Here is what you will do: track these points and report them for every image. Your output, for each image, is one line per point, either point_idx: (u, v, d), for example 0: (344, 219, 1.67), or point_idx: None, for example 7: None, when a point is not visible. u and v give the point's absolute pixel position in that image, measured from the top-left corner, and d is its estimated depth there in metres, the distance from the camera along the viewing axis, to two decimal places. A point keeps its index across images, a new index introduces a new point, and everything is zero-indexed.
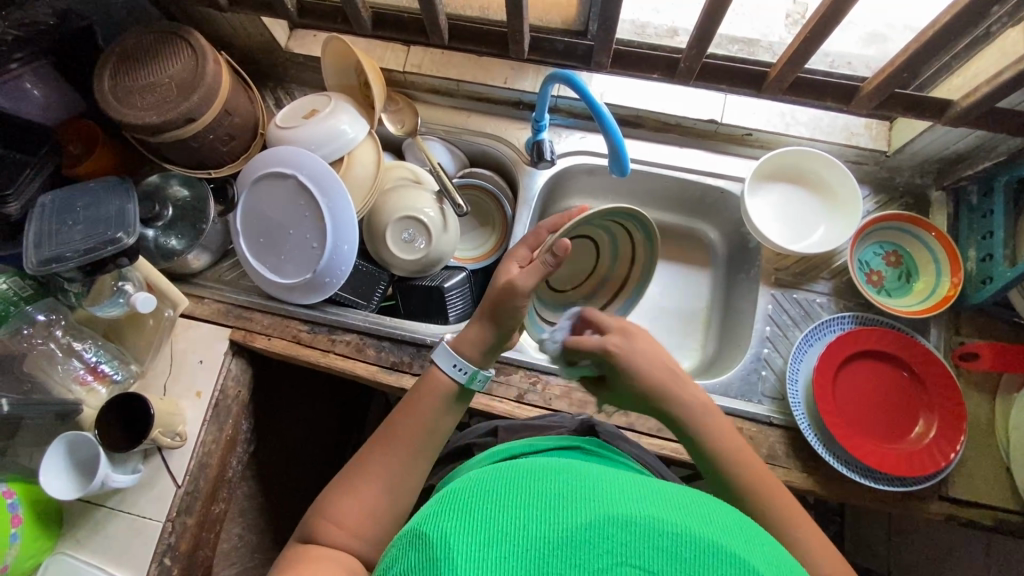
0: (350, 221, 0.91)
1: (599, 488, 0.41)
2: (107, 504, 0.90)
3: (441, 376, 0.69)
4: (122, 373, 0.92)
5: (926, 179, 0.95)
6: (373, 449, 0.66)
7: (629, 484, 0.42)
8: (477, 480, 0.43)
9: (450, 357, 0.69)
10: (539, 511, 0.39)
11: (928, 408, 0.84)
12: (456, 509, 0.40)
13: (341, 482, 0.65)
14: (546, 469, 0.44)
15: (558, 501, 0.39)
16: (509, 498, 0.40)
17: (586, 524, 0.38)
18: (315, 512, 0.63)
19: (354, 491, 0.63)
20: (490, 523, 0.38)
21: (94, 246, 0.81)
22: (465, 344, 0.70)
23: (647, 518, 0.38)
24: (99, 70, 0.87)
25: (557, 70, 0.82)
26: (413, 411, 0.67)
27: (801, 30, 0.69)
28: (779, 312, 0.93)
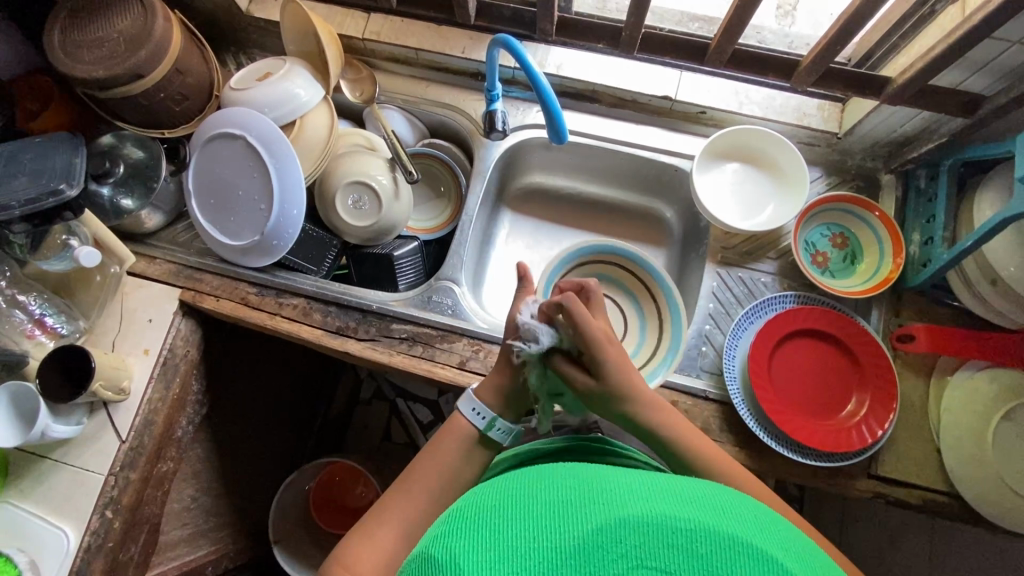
0: (299, 185, 0.92)
1: (610, 493, 0.43)
2: (51, 456, 0.92)
3: (461, 420, 0.71)
4: (70, 328, 0.92)
5: (876, 163, 0.96)
6: (393, 496, 0.66)
7: (639, 486, 0.44)
8: (495, 501, 0.46)
9: (471, 402, 0.71)
10: (552, 523, 0.41)
11: (860, 388, 0.85)
12: (473, 531, 0.42)
13: (356, 532, 0.63)
14: (560, 482, 0.46)
15: (571, 512, 0.41)
16: (522, 516, 0.42)
17: (597, 530, 0.39)
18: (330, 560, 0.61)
19: (373, 539, 0.61)
20: (507, 541, 0.40)
21: (36, 196, 0.82)
22: (486, 391, 0.73)
23: (657, 518, 0.40)
24: (50, 25, 0.87)
25: (500, 34, 0.81)
26: (436, 453, 0.69)
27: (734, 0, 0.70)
28: (723, 290, 0.94)
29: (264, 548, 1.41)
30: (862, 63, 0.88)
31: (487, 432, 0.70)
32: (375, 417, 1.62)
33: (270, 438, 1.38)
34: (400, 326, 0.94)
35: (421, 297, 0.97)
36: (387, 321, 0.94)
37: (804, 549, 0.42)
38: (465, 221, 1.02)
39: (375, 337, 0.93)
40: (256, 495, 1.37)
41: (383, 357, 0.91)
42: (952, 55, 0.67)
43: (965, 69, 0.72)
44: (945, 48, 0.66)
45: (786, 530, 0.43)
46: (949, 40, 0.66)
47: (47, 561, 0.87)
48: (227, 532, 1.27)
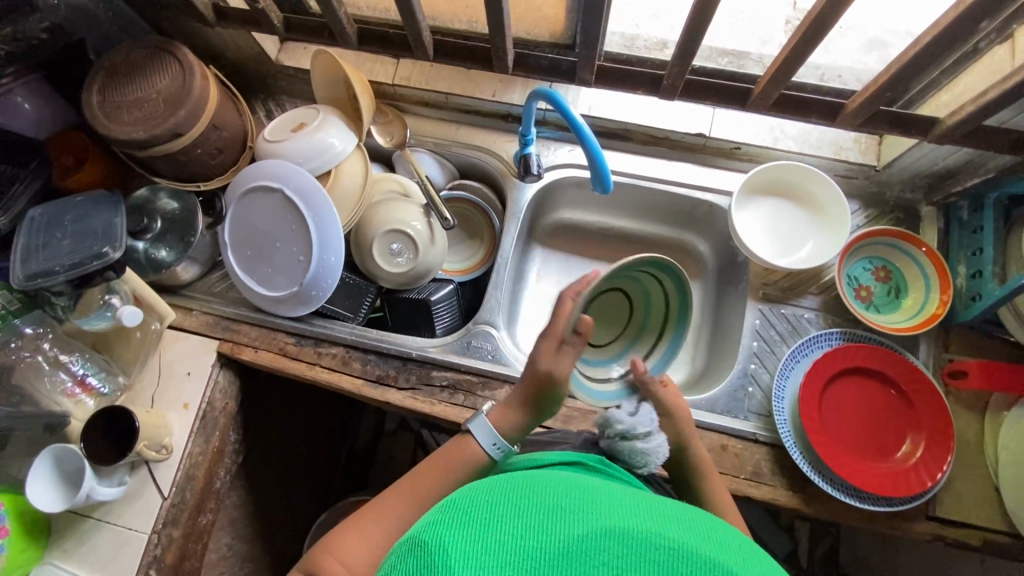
0: (337, 236, 0.92)
1: (596, 503, 0.41)
2: (94, 516, 0.91)
3: (475, 447, 0.69)
4: (110, 386, 0.92)
5: (916, 194, 0.94)
6: (389, 497, 0.66)
7: (625, 501, 0.42)
8: (478, 489, 0.44)
9: (490, 435, 0.69)
10: (536, 522, 0.39)
11: (915, 429, 0.83)
12: (451, 518, 0.39)
13: (348, 522, 0.64)
14: (547, 485, 0.44)
15: (560, 515, 0.39)
16: (505, 513, 0.40)
17: (582, 537, 0.37)
18: (319, 546, 0.62)
19: (365, 533, 0.62)
20: (487, 533, 0.38)
21: (81, 261, 0.82)
22: (502, 423, 0.71)
23: (642, 534, 0.37)
24: (87, 86, 0.87)
25: (539, 86, 0.83)
26: (437, 465, 0.68)
27: (787, 44, 0.71)
28: (766, 327, 0.93)
29: None
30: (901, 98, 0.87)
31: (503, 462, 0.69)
32: (402, 450, 1.59)
33: (301, 478, 1.37)
34: (439, 373, 0.93)
35: (460, 343, 0.96)
36: (427, 369, 0.94)
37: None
38: (501, 263, 1.02)
39: (415, 385, 0.93)
40: (288, 537, 1.36)
41: (424, 406, 0.91)
42: (1007, 99, 0.66)
43: (1015, 109, 0.71)
44: (1000, 93, 0.66)
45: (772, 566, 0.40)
46: (1005, 86, 0.65)
47: None
48: None
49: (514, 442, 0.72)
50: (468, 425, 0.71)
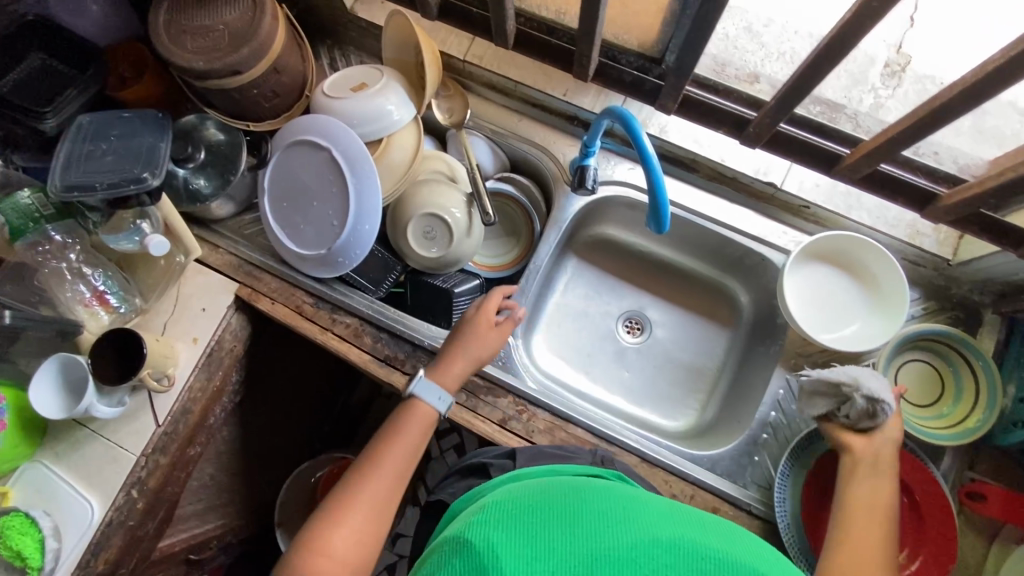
0: (375, 207, 0.89)
1: (631, 516, 0.46)
2: (89, 426, 0.93)
3: (424, 405, 0.79)
4: (126, 306, 0.93)
5: (984, 298, 0.87)
6: (363, 471, 0.72)
7: (657, 513, 0.47)
8: (517, 500, 0.50)
9: (433, 391, 0.80)
10: (584, 529, 0.45)
11: (917, 540, 0.80)
12: (507, 524, 0.46)
13: (327, 506, 0.69)
14: (581, 496, 0.50)
15: (605, 527, 0.45)
16: (557, 517, 0.46)
17: (629, 547, 0.43)
18: (304, 533, 0.66)
19: (343, 513, 0.67)
20: (541, 540, 0.44)
21: (118, 182, 0.80)
22: (441, 375, 0.81)
23: (685, 544, 0.43)
24: (157, 2, 0.84)
25: (615, 105, 0.77)
26: (397, 434, 0.76)
27: (906, 120, 0.65)
28: (788, 399, 0.89)
29: (266, 525, 1.44)
30: None
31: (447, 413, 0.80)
32: (393, 413, 1.58)
33: (293, 424, 1.39)
34: None
35: None
36: (435, 360, 0.92)
37: None
38: (533, 269, 0.98)
39: (421, 374, 0.91)
40: (270, 477, 1.39)
41: None
42: None
43: None
44: None
45: None
46: None
47: (69, 529, 0.89)
48: (236, 509, 1.29)
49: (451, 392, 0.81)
50: (411, 390, 0.80)
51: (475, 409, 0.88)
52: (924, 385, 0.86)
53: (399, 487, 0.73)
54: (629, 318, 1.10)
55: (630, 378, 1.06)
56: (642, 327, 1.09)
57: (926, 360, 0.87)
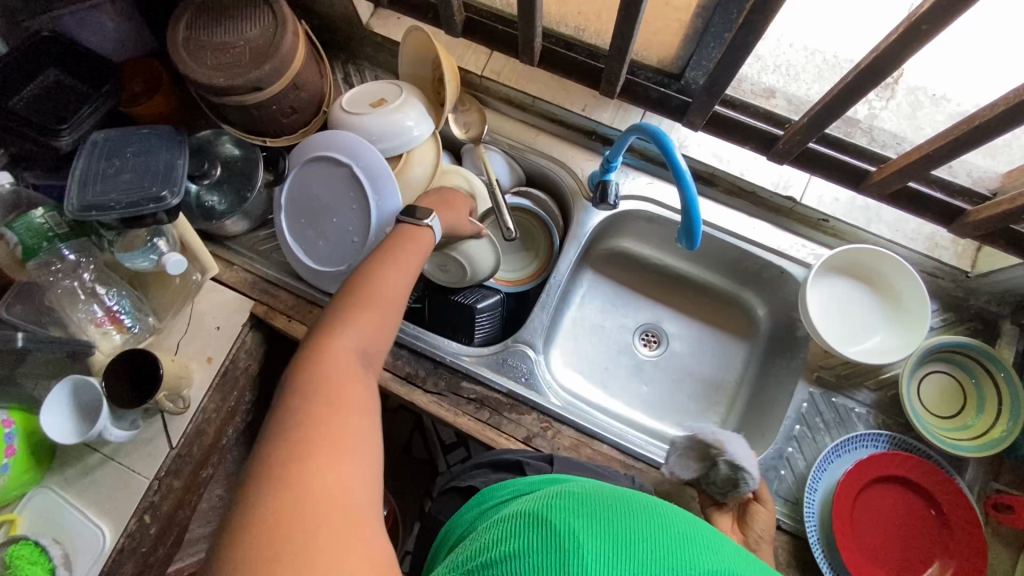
0: (397, 224, 0.88)
1: (713, 543, 0.45)
2: (100, 450, 0.90)
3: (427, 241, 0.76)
4: (139, 325, 0.90)
5: (1002, 309, 0.88)
6: (375, 276, 0.68)
7: (737, 548, 0.46)
8: (597, 495, 0.49)
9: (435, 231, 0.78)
10: (668, 543, 0.43)
11: (946, 553, 0.80)
12: (591, 517, 0.45)
13: (338, 306, 0.65)
14: (660, 508, 0.48)
15: (690, 547, 0.43)
16: (640, 524, 0.45)
17: (715, 571, 0.41)
18: (318, 331, 0.62)
19: (358, 312, 0.63)
20: (624, 541, 0.43)
21: (137, 201, 0.79)
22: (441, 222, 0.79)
23: None
24: (176, 18, 0.83)
25: (646, 122, 0.77)
26: (412, 248, 0.73)
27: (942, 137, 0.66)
28: (812, 412, 0.89)
29: None
30: None
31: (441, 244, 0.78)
32: (400, 428, 1.59)
33: None
34: (469, 385, 0.90)
35: (495, 358, 0.93)
36: (457, 377, 0.91)
37: None
38: (553, 283, 0.98)
39: (443, 391, 0.90)
40: None
41: (448, 415, 0.88)
42: None
43: None
44: None
45: None
46: None
47: (79, 558, 0.86)
48: None
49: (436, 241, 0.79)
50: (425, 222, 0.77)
51: (500, 428, 0.87)
52: (947, 395, 0.87)
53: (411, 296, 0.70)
54: (646, 331, 1.10)
55: (649, 392, 1.05)
56: (659, 340, 1.09)
57: (947, 369, 0.88)
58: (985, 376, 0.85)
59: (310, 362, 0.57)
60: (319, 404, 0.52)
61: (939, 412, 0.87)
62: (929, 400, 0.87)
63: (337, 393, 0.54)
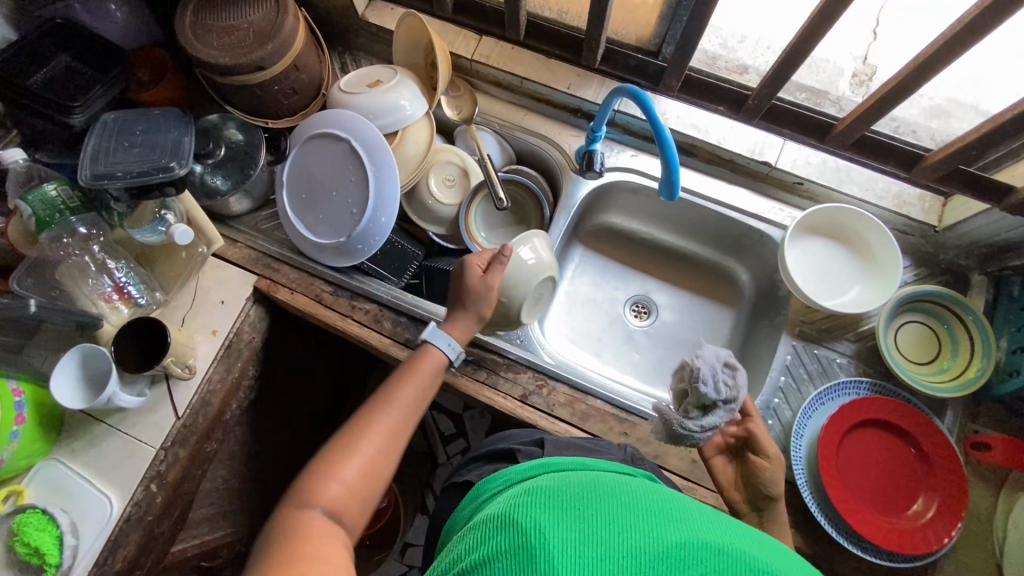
0: (392, 194, 0.93)
1: (675, 515, 0.46)
2: (107, 421, 0.92)
3: (436, 352, 0.84)
4: (147, 298, 0.94)
5: (970, 262, 0.93)
6: (370, 414, 0.76)
7: (702, 514, 0.47)
8: (561, 488, 0.50)
9: (444, 338, 0.85)
10: (635, 524, 0.44)
11: (930, 489, 0.83)
12: (558, 510, 0.46)
13: (331, 448, 0.71)
14: (622, 491, 0.49)
15: (656, 524, 0.44)
16: (608, 510, 0.46)
17: (680, 544, 0.43)
18: (307, 476, 0.67)
19: (349, 452, 0.70)
20: (592, 529, 0.44)
21: (146, 170, 0.83)
22: (455, 328, 0.86)
23: (735, 551, 0.43)
24: (184, 5, 0.88)
25: (626, 84, 0.81)
26: (407, 379, 0.80)
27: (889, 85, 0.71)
28: (796, 364, 0.93)
29: None
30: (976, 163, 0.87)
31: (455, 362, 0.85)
32: None
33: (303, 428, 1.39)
34: (467, 348, 0.94)
35: None
36: None
37: None
38: None
39: None
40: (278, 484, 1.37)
41: (447, 377, 0.92)
42: None
43: None
44: None
45: None
46: None
47: (86, 526, 0.88)
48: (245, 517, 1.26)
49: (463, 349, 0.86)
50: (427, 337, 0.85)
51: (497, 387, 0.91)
52: (923, 344, 0.91)
53: (404, 429, 0.76)
54: (636, 302, 1.14)
55: (641, 359, 1.09)
56: (649, 311, 1.13)
57: (921, 321, 0.92)
58: (955, 324, 0.90)
59: (302, 495, 0.64)
60: (310, 525, 0.59)
61: (918, 361, 0.91)
62: (909, 351, 0.91)
63: (329, 537, 0.59)
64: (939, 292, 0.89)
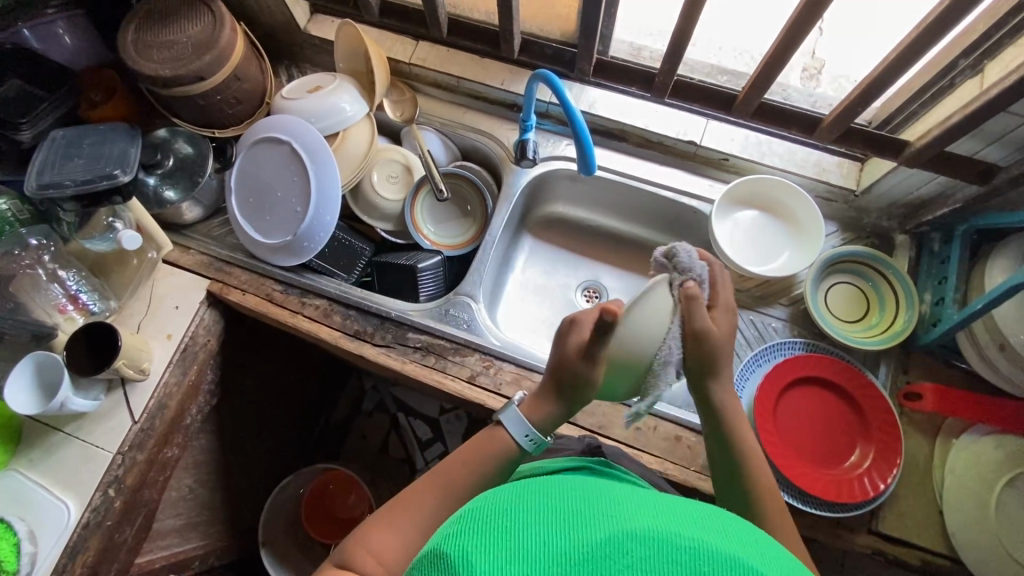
0: (335, 193, 0.97)
1: (626, 508, 0.40)
2: (64, 430, 0.93)
3: (508, 438, 0.68)
4: (100, 306, 0.96)
5: (892, 223, 0.98)
6: (423, 489, 0.65)
7: (659, 504, 0.41)
8: (498, 501, 0.43)
9: (522, 427, 0.68)
10: (559, 527, 0.39)
11: (865, 439, 0.85)
12: (476, 527, 0.40)
13: (379, 515, 0.63)
14: (569, 491, 0.43)
15: (583, 522, 0.39)
16: (532, 517, 0.40)
17: (605, 540, 0.37)
18: (351, 537, 0.62)
19: (397, 525, 0.61)
20: (512, 541, 0.38)
21: (91, 179, 0.87)
22: (536, 414, 0.69)
23: (667, 533, 0.37)
24: (125, 24, 0.93)
25: (541, 70, 0.86)
26: (469, 463, 0.66)
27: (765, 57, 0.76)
28: (733, 331, 0.96)
29: (250, 550, 1.39)
30: (882, 126, 0.92)
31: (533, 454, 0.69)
32: (376, 429, 1.61)
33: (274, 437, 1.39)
34: (415, 335, 0.96)
35: (438, 310, 1.00)
36: (403, 330, 0.97)
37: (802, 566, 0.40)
38: (489, 240, 1.06)
39: (391, 344, 0.96)
40: (251, 496, 1.37)
41: (396, 364, 0.94)
42: (968, 125, 0.71)
43: (981, 140, 0.76)
44: (961, 117, 0.71)
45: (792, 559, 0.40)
46: (966, 111, 0.70)
47: (44, 533, 0.88)
48: (217, 529, 1.26)
49: (547, 434, 0.71)
50: (500, 417, 0.69)
51: (445, 367, 0.93)
52: (855, 303, 0.94)
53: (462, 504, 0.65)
54: (587, 287, 1.17)
55: None
56: (599, 295, 1.16)
57: (850, 281, 0.96)
58: (882, 281, 0.93)
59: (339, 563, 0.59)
60: None
61: (847, 318, 0.94)
62: (840, 311, 0.94)
63: None
64: (861, 251, 0.93)
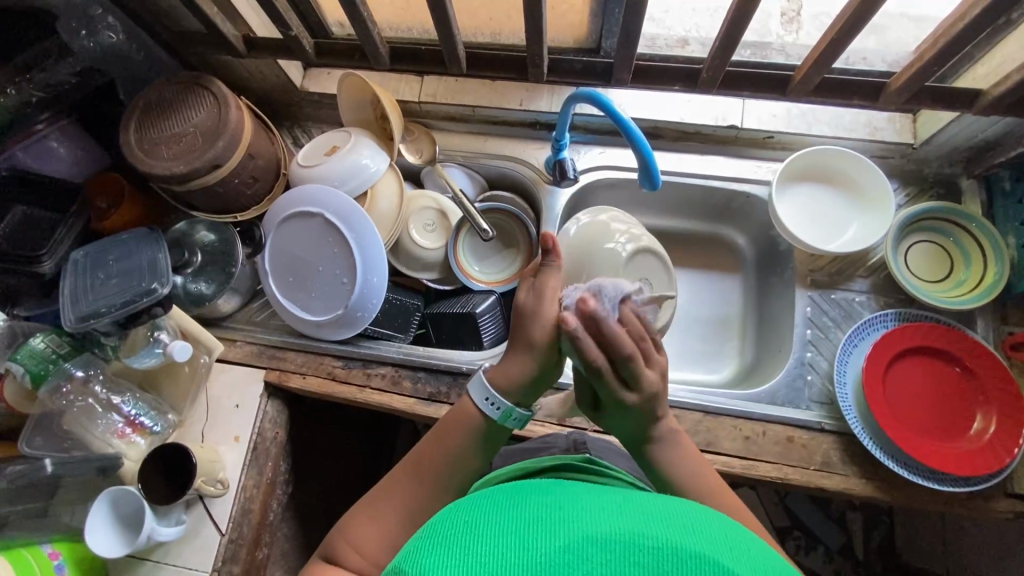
0: (379, 255, 0.91)
1: (582, 512, 0.40)
2: (151, 558, 0.88)
3: (472, 407, 0.61)
4: (161, 424, 0.91)
5: (955, 169, 0.93)
6: (399, 476, 0.60)
7: (610, 506, 0.41)
8: (458, 514, 0.42)
9: (483, 390, 0.60)
10: (516, 539, 0.38)
11: (984, 403, 0.82)
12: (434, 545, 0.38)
13: (360, 507, 0.59)
14: (527, 498, 0.43)
15: (541, 529, 0.38)
16: (490, 531, 0.39)
17: (565, 547, 0.36)
18: (336, 532, 0.58)
19: (377, 516, 0.58)
20: (469, 558, 0.37)
21: (131, 298, 0.81)
22: (502, 376, 0.60)
23: (628, 536, 0.37)
24: (124, 124, 0.87)
25: (580, 89, 0.81)
26: (441, 445, 0.60)
27: (828, 32, 0.72)
28: (818, 314, 0.92)
29: None
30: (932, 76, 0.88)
31: (502, 424, 0.60)
32: None
33: None
34: None
35: None
36: None
37: (761, 546, 0.40)
38: None
39: None
40: None
41: None
42: None
43: None
44: None
45: (764, 550, 0.40)
46: None
47: None
48: None
49: (518, 400, 0.61)
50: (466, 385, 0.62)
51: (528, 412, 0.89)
52: (936, 261, 0.91)
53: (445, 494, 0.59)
54: None
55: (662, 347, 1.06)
56: None
57: (928, 238, 0.92)
58: (959, 233, 0.90)
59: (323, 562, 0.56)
60: None
61: (928, 277, 0.90)
62: (922, 272, 0.91)
63: None
64: (936, 207, 0.89)
